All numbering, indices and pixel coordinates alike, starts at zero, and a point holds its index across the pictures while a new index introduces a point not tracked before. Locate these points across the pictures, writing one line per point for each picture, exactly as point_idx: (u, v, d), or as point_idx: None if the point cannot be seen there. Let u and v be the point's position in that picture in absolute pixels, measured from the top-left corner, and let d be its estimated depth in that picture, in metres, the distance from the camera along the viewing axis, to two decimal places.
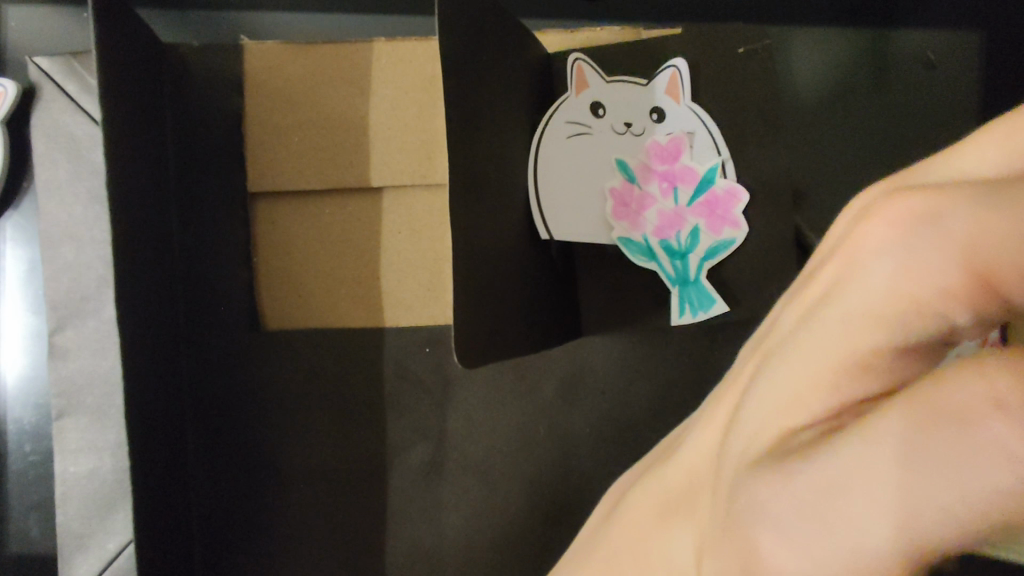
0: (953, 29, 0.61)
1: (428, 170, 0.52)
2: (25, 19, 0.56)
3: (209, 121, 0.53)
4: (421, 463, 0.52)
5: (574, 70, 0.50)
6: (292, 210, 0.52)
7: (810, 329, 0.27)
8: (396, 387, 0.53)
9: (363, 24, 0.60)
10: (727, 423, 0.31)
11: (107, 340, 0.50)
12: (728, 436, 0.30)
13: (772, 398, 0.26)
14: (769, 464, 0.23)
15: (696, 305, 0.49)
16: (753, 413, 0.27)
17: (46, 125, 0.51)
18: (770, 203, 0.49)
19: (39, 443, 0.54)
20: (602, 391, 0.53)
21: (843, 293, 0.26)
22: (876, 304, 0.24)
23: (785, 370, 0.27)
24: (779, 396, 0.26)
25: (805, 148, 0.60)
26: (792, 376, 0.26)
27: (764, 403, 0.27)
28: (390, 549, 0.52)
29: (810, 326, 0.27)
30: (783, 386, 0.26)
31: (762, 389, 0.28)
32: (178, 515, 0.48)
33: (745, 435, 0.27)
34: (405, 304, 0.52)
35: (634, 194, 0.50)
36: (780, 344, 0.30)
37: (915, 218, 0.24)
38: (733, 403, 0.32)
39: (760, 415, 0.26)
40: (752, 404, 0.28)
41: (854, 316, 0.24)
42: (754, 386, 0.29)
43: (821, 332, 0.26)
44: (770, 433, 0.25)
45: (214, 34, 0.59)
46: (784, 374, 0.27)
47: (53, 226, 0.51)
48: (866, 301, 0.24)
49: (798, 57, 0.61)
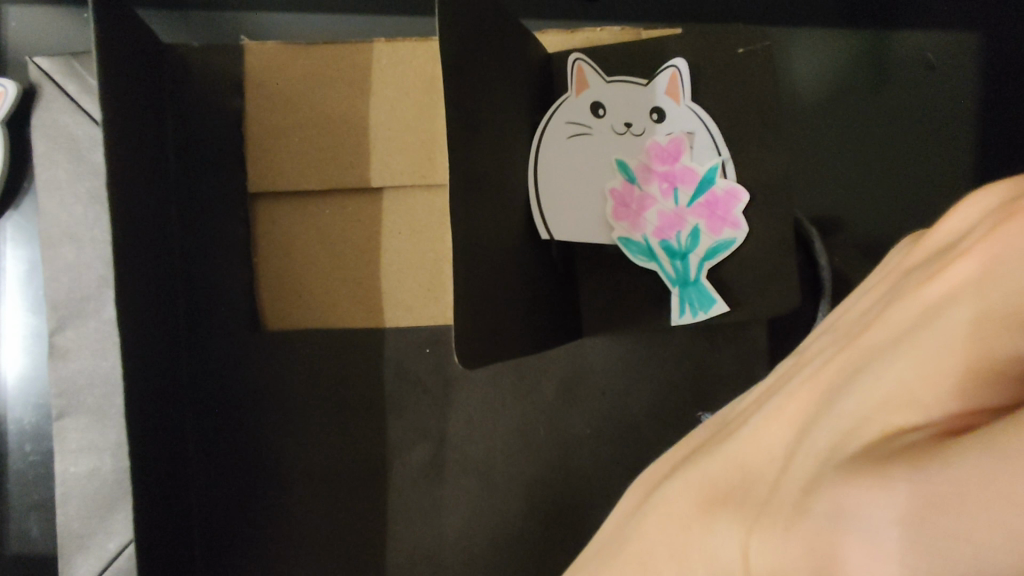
0: (952, 29, 0.61)
1: (428, 170, 0.52)
2: (26, 19, 0.56)
3: (209, 122, 0.53)
4: (421, 463, 0.53)
5: (574, 70, 0.50)
6: (291, 210, 0.52)
7: (912, 325, 0.23)
8: (397, 387, 0.53)
9: (363, 24, 0.60)
10: (792, 416, 0.27)
11: (107, 341, 0.50)
12: (795, 433, 0.26)
13: (863, 394, 0.22)
14: (872, 470, 0.18)
15: (697, 305, 0.49)
16: (835, 410, 0.23)
17: (46, 126, 0.51)
18: (771, 203, 0.49)
19: (39, 443, 0.54)
20: (602, 391, 0.54)
21: (941, 294, 0.23)
22: (913, 357, 0.21)
23: (882, 365, 0.23)
24: (871, 392, 0.22)
25: (803, 150, 0.61)
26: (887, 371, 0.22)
27: (853, 399, 0.23)
28: (391, 549, 0.52)
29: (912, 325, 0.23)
30: (877, 382, 0.22)
31: (848, 388, 0.24)
32: (178, 515, 0.48)
33: (821, 433, 0.23)
34: (405, 305, 0.52)
35: (634, 195, 0.50)
36: (859, 344, 0.27)
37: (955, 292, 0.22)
38: (799, 397, 0.28)
39: (848, 413, 0.22)
40: (833, 401, 0.24)
41: (970, 307, 0.20)
42: (835, 386, 0.25)
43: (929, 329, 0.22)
44: (859, 434, 0.21)
45: (213, 34, 0.59)
46: (882, 369, 0.23)
47: (53, 226, 0.51)
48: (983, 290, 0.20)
49: (797, 58, 0.61)
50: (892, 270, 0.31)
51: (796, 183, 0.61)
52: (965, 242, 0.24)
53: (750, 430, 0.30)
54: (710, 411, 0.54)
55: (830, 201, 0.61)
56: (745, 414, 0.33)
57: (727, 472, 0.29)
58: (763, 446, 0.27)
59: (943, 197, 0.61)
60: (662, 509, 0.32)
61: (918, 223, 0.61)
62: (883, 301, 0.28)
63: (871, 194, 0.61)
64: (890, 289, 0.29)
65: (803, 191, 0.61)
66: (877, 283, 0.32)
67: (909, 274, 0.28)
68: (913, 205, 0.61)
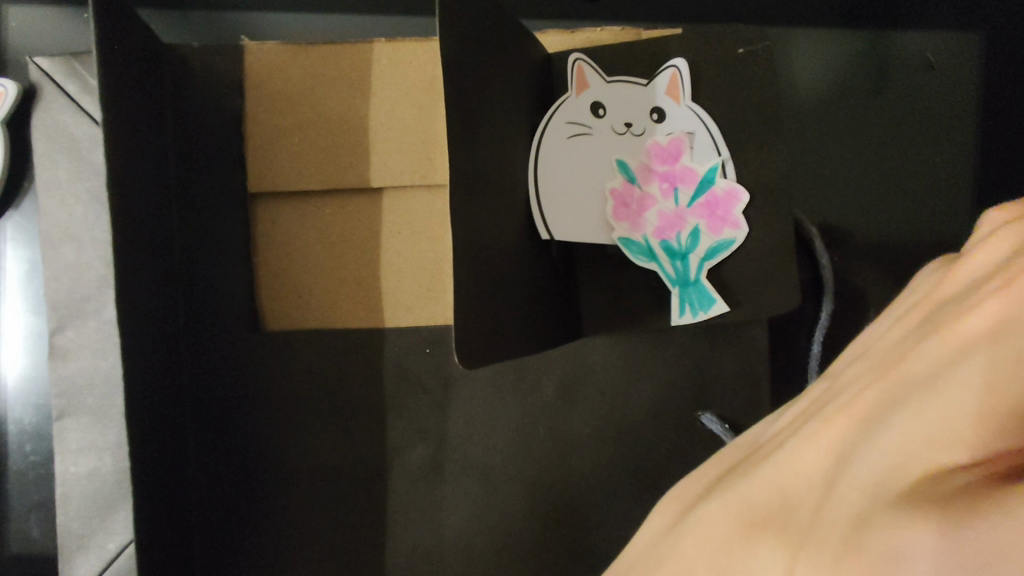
0: (952, 29, 0.61)
1: (428, 170, 0.52)
2: (26, 19, 0.56)
3: (209, 122, 0.53)
4: (421, 463, 0.53)
5: (574, 70, 0.50)
6: (291, 210, 0.52)
7: (954, 360, 0.24)
8: (397, 387, 0.53)
9: (363, 24, 0.60)
10: (827, 443, 0.27)
11: (107, 341, 0.50)
12: (833, 461, 0.26)
13: (904, 429, 0.23)
14: (925, 508, 0.19)
15: (696, 305, 0.49)
16: (875, 442, 0.24)
17: (46, 125, 0.51)
18: (771, 203, 0.49)
19: (40, 443, 0.54)
20: (602, 391, 0.54)
21: (977, 336, 0.23)
22: (951, 397, 0.22)
23: (923, 401, 0.23)
24: (913, 427, 0.22)
25: (803, 150, 0.61)
26: (928, 408, 0.22)
27: (893, 433, 0.23)
28: (391, 549, 0.52)
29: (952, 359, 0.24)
30: (917, 418, 0.22)
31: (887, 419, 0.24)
32: (178, 515, 0.48)
33: (864, 466, 0.23)
34: (405, 304, 0.52)
35: (634, 195, 0.50)
36: (893, 376, 0.27)
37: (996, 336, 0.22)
38: (833, 423, 0.28)
39: (890, 446, 0.22)
40: (872, 435, 0.24)
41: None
42: (872, 417, 0.26)
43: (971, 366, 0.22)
44: (908, 471, 0.21)
45: (212, 33, 0.59)
46: (923, 404, 0.23)
47: (53, 226, 0.51)
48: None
49: (797, 58, 0.61)
50: (922, 299, 0.32)
51: (796, 182, 0.61)
52: (1011, 281, 0.24)
53: (774, 457, 0.30)
54: (710, 411, 0.54)
55: (830, 200, 0.61)
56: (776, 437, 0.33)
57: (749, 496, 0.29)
58: (787, 473, 0.28)
59: (943, 197, 0.61)
60: (681, 530, 0.32)
61: (918, 223, 0.61)
62: (917, 331, 0.28)
63: (871, 194, 0.61)
64: (924, 319, 0.29)
65: (803, 191, 0.61)
66: (907, 309, 0.32)
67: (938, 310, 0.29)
68: (913, 205, 0.61)
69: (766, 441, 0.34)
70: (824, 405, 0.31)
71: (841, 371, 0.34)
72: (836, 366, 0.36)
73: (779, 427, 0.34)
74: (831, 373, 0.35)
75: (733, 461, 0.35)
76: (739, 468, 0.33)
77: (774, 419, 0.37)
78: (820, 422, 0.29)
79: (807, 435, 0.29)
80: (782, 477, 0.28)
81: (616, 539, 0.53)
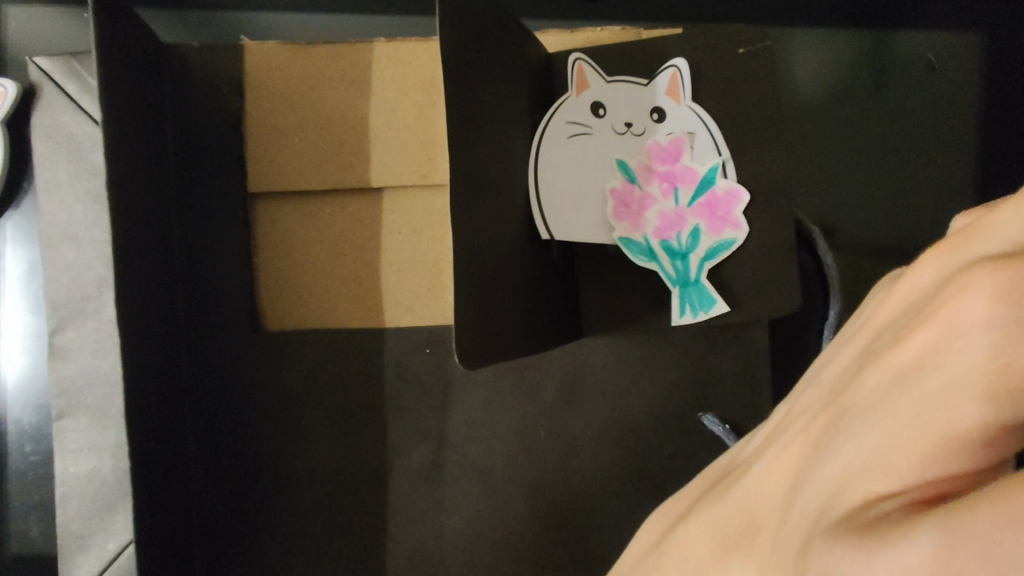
0: (954, 28, 0.60)
1: (428, 171, 0.52)
2: (26, 19, 0.56)
3: (209, 122, 0.53)
4: (421, 464, 0.52)
5: (574, 70, 0.50)
6: (291, 210, 0.52)
7: (902, 374, 0.21)
8: (397, 388, 0.53)
9: (363, 24, 0.60)
10: (789, 472, 0.25)
11: (107, 341, 0.50)
12: (790, 489, 0.24)
13: (847, 457, 0.20)
14: (858, 536, 0.16)
15: (697, 305, 0.49)
16: (825, 473, 0.21)
17: (46, 125, 0.51)
18: (772, 203, 0.49)
19: (39, 443, 0.54)
20: (603, 392, 0.54)
21: (920, 345, 0.21)
22: (895, 413, 0.19)
23: (870, 418, 0.21)
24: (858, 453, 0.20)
25: (804, 150, 0.61)
26: (868, 431, 0.20)
27: (840, 461, 0.21)
28: (391, 550, 0.52)
29: (896, 373, 0.21)
30: (860, 443, 0.20)
31: (837, 444, 0.22)
32: (178, 515, 0.48)
33: (812, 498, 0.21)
34: (405, 305, 0.52)
35: (634, 195, 0.50)
36: (844, 397, 0.25)
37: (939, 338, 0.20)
38: (797, 449, 0.26)
39: (838, 477, 0.20)
40: (823, 459, 0.22)
41: (956, 356, 0.18)
42: (826, 442, 0.23)
43: (915, 382, 0.20)
44: (847, 498, 0.19)
45: (212, 34, 0.59)
46: (865, 428, 0.20)
47: (52, 226, 0.51)
48: (962, 342, 0.18)
49: (798, 58, 0.61)
50: (875, 311, 0.29)
51: (797, 183, 0.61)
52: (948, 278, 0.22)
53: (744, 484, 0.29)
54: (711, 412, 0.54)
55: (830, 201, 0.61)
56: (754, 456, 0.32)
57: (722, 529, 0.28)
58: (755, 502, 0.26)
59: (943, 198, 0.61)
60: (665, 556, 0.32)
61: (918, 224, 0.61)
62: (871, 343, 0.26)
63: (871, 194, 0.61)
64: (879, 329, 0.26)
65: (803, 191, 0.61)
66: (865, 321, 0.30)
67: (888, 319, 0.26)
68: (913, 205, 0.61)
69: (740, 466, 0.33)
70: (790, 428, 0.29)
71: (808, 392, 0.31)
72: (808, 381, 0.33)
73: (752, 452, 0.33)
74: (800, 394, 0.33)
75: (712, 485, 0.34)
76: (714, 496, 0.32)
77: (756, 437, 0.36)
78: (783, 447, 0.27)
79: (772, 461, 0.27)
80: (752, 504, 0.27)
81: (617, 540, 0.53)
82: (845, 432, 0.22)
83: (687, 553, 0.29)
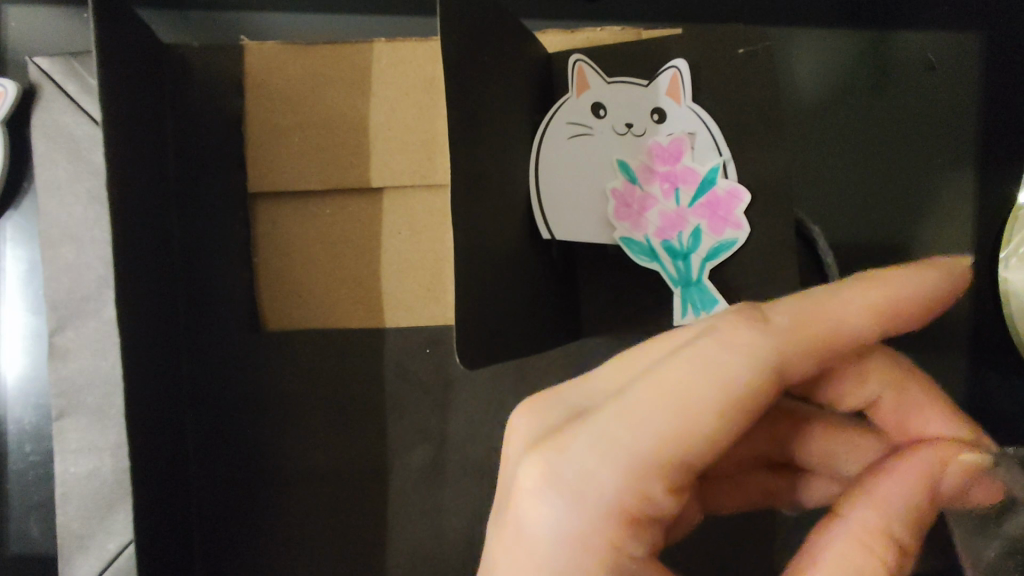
0: (952, 29, 0.60)
1: (428, 171, 0.51)
2: (25, 18, 0.56)
3: (207, 122, 0.53)
4: (421, 464, 0.52)
5: (574, 71, 0.50)
6: (291, 209, 0.52)
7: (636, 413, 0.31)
8: (397, 388, 0.53)
9: (363, 24, 0.60)
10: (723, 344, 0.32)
11: (107, 341, 0.50)
12: (685, 372, 0.31)
13: (628, 550, 0.31)
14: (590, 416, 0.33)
15: (698, 304, 0.49)
16: (599, 497, 0.31)
17: (46, 125, 0.51)
18: (771, 204, 0.49)
19: (39, 443, 0.54)
20: None
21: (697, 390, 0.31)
22: (684, 385, 0.31)
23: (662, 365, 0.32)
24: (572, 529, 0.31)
25: (804, 150, 0.61)
26: (649, 531, 0.32)
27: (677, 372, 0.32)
28: (391, 550, 0.52)
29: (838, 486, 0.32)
30: (630, 496, 0.31)
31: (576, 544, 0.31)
32: (178, 514, 0.49)
33: (667, 369, 0.32)
34: (405, 306, 0.52)
35: (635, 195, 0.50)
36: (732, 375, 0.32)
37: (671, 393, 0.31)
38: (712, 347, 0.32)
39: (605, 421, 0.32)
40: (685, 369, 0.31)
41: (675, 366, 0.32)
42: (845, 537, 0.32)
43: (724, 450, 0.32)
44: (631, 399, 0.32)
45: (212, 34, 0.59)
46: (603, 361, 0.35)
47: (53, 226, 0.51)
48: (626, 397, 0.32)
49: (797, 58, 0.61)
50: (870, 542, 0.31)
51: (798, 182, 0.61)
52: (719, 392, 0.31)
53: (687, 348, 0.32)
54: None
55: (830, 200, 0.61)
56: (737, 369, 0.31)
57: (659, 375, 0.32)
58: (679, 371, 0.31)
59: (946, 197, 0.60)
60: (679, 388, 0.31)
61: (920, 225, 0.60)
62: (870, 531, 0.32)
63: (873, 194, 0.61)
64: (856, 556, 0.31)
65: (804, 191, 0.61)
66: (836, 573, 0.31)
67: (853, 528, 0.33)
68: (915, 203, 0.60)
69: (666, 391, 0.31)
70: (694, 385, 0.31)
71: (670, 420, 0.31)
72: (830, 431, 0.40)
73: (682, 391, 0.31)
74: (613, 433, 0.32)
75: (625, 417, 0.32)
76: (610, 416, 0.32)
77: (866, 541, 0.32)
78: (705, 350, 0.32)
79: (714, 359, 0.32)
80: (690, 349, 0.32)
81: None
82: (699, 357, 0.32)
83: (695, 357, 0.32)
